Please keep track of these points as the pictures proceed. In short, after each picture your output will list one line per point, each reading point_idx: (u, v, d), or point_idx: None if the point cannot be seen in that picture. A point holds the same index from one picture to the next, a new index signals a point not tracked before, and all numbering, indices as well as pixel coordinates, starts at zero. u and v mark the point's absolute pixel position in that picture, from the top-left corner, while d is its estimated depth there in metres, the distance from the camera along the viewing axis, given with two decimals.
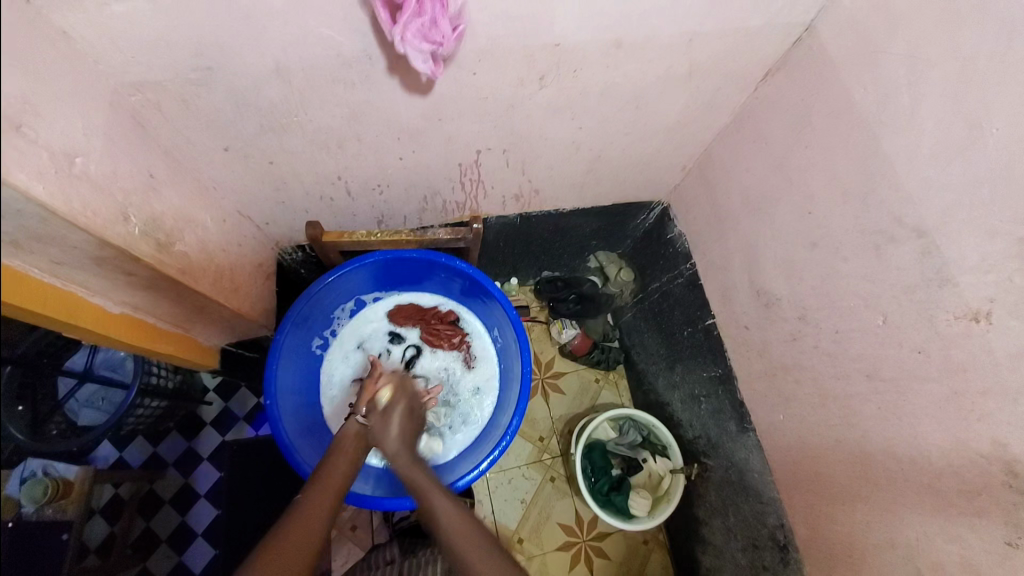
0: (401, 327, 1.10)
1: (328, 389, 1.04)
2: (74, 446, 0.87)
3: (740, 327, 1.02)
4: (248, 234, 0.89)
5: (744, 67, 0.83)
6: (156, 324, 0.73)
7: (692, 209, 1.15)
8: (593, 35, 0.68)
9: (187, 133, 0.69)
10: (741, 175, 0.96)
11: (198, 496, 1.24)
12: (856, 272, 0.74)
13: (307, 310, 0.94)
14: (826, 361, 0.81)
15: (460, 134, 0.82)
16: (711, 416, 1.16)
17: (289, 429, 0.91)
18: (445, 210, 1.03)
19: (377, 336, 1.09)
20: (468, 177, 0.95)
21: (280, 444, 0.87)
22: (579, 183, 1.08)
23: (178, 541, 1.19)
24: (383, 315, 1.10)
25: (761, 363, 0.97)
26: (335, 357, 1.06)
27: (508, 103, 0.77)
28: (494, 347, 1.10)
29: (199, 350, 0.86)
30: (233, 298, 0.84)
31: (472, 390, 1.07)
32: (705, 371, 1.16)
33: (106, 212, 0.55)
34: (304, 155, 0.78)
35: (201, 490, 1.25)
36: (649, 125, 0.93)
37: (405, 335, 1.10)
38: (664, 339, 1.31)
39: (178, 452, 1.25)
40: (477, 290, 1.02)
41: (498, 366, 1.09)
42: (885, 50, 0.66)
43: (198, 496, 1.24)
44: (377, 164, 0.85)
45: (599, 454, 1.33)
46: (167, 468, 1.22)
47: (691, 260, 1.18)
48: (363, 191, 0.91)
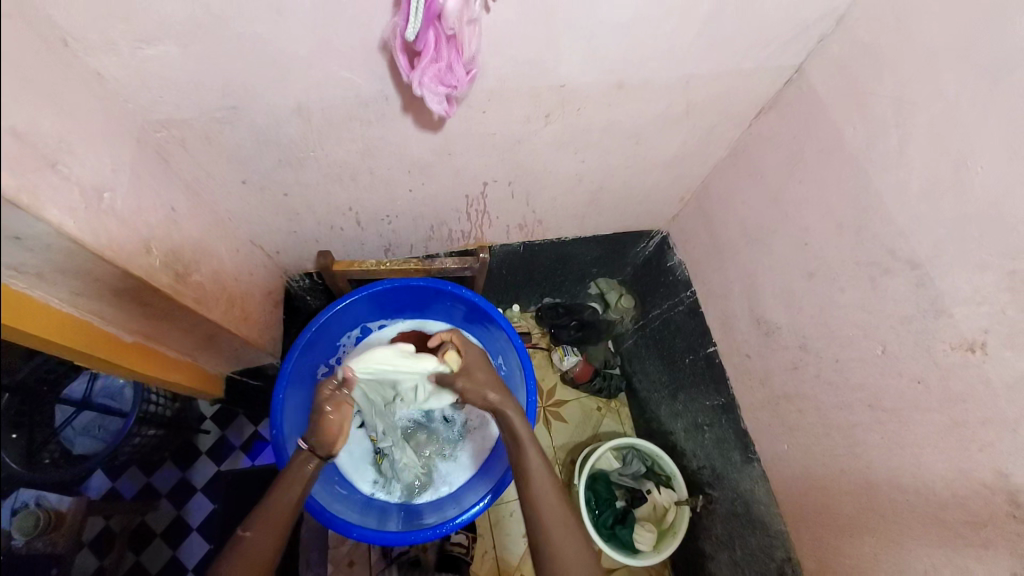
0: None
1: None
2: (64, 477, 0.84)
3: (742, 355, 1.03)
4: (258, 263, 0.90)
5: (740, 106, 0.88)
6: (166, 353, 0.74)
7: (690, 238, 1.18)
8: (597, 77, 0.72)
9: (206, 167, 0.71)
10: (737, 208, 0.99)
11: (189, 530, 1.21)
12: (853, 302, 0.76)
13: (313, 338, 0.95)
14: (828, 390, 0.82)
15: (467, 167, 0.85)
16: (715, 446, 1.16)
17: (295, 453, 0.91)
18: (451, 239, 1.05)
19: None
20: (474, 209, 0.98)
21: None
22: (581, 214, 1.11)
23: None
24: None
25: (763, 392, 0.98)
26: None
27: (516, 139, 0.81)
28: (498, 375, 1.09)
29: (197, 377, 0.83)
30: (244, 327, 0.85)
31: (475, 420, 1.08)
32: (709, 400, 1.17)
33: (130, 243, 0.57)
34: (318, 187, 0.81)
35: (192, 525, 1.22)
36: (649, 160, 0.97)
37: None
38: (666, 366, 1.33)
39: (172, 483, 1.19)
40: (479, 316, 1.03)
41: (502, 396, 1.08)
42: (873, 93, 0.70)
43: (192, 529, 1.21)
44: (387, 195, 0.87)
45: (603, 486, 1.30)
46: (160, 500, 1.15)
47: (691, 288, 1.20)
48: (372, 221, 0.93)
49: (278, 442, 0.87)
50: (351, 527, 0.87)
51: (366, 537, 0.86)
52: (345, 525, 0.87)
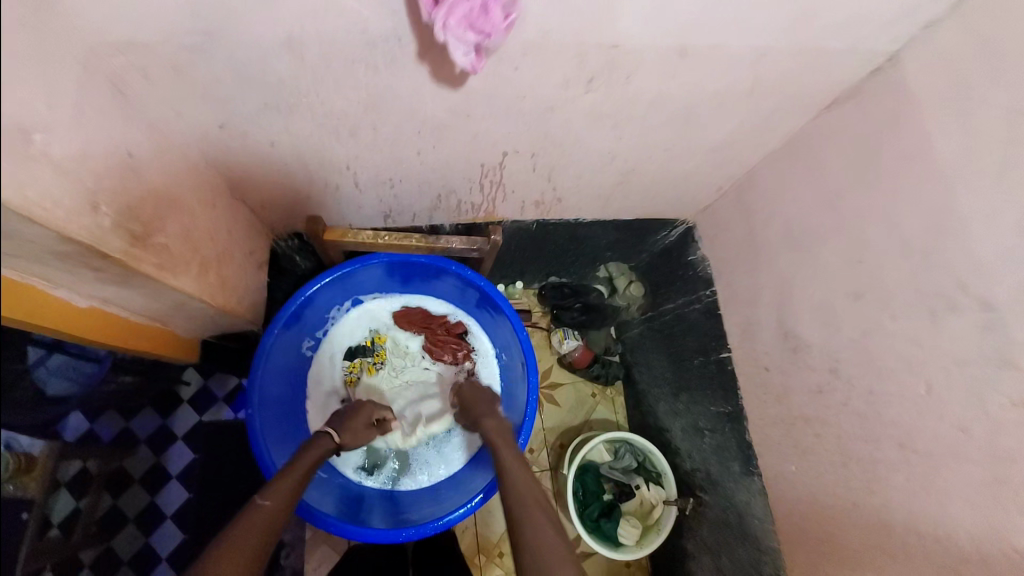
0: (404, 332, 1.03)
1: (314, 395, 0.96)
2: (39, 418, 0.76)
3: (759, 367, 0.97)
4: (241, 219, 0.80)
5: (810, 91, 0.75)
6: (129, 318, 0.66)
7: (721, 234, 1.07)
8: (658, 40, 0.60)
9: (176, 104, 0.59)
10: (786, 209, 0.89)
11: (169, 477, 1.22)
12: (903, 332, 0.68)
13: (299, 311, 0.88)
14: (853, 420, 0.76)
15: (488, 134, 0.73)
16: (714, 452, 1.12)
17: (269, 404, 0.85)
18: (459, 211, 0.95)
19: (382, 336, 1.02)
20: (489, 179, 0.86)
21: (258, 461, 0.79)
22: (606, 195, 0.99)
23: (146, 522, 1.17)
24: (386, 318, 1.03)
25: (777, 409, 0.93)
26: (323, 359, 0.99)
27: (549, 105, 0.69)
28: (498, 370, 1.02)
29: (161, 339, 0.75)
30: (221, 294, 0.74)
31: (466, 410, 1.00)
32: (713, 406, 1.11)
33: (69, 202, 0.45)
34: (313, 140, 0.69)
35: (173, 472, 1.23)
36: (695, 142, 0.85)
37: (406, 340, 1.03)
38: (671, 363, 1.26)
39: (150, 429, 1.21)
40: (484, 302, 0.96)
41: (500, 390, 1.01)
42: (982, 95, 0.59)
43: (170, 476, 1.22)
44: (393, 157, 0.76)
45: (592, 478, 1.27)
46: (138, 446, 1.18)
47: (712, 287, 1.12)
48: (372, 183, 0.82)
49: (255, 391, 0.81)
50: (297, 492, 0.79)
51: (348, 533, 0.80)
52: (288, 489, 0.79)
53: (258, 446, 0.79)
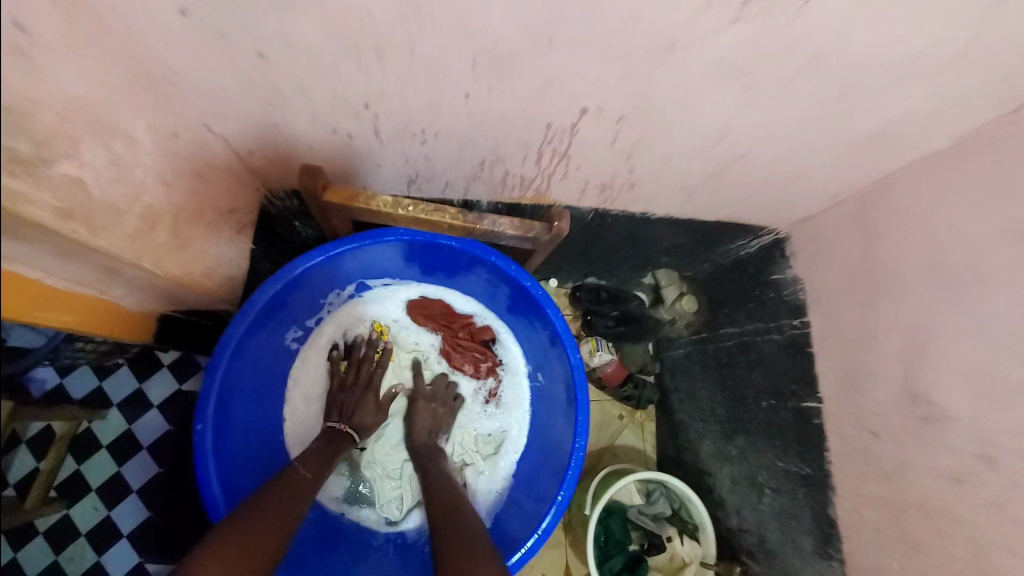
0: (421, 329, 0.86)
1: (298, 399, 0.80)
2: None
3: (863, 430, 0.76)
4: (222, 164, 0.61)
5: None
6: (53, 284, 0.45)
7: (824, 252, 0.85)
8: None
9: None
10: (941, 232, 0.66)
11: (139, 449, 1.07)
12: None
13: (284, 295, 0.70)
14: (1011, 531, 0.56)
15: (567, 79, 0.52)
16: (773, 516, 0.92)
17: (232, 412, 0.69)
18: (502, 186, 0.73)
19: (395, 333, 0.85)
20: (551, 147, 0.65)
21: (206, 497, 0.63)
22: (691, 188, 0.77)
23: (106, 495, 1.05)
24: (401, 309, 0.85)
25: (883, 487, 0.73)
26: (311, 354, 0.82)
27: (670, 42, 0.47)
28: (531, 393, 0.84)
29: (115, 319, 0.57)
30: (174, 260, 0.55)
31: (480, 441, 0.84)
32: (781, 461, 0.91)
33: None
34: (323, 60, 0.49)
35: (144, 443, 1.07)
36: (837, 128, 0.63)
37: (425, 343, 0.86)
38: (728, 399, 1.05)
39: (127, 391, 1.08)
40: (523, 307, 0.77)
41: (530, 420, 0.84)
42: None
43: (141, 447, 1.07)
44: (431, 99, 0.55)
45: (618, 522, 1.06)
46: (110, 407, 1.06)
47: (802, 319, 0.91)
48: (397, 133, 0.61)
49: (216, 396, 0.65)
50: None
51: None
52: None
53: (204, 466, 0.64)
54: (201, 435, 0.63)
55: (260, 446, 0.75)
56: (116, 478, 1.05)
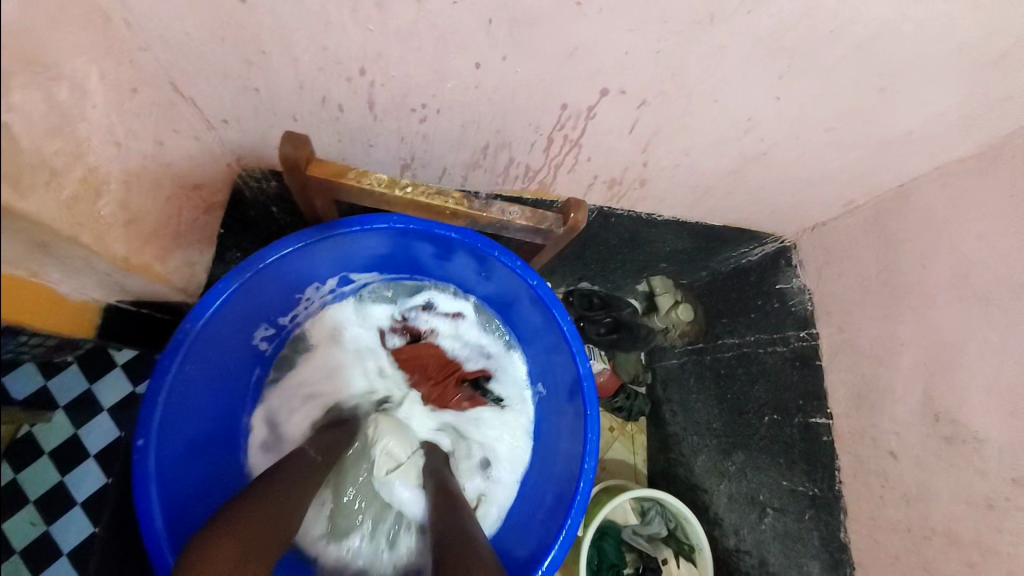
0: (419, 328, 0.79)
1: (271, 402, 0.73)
2: None
3: (884, 454, 0.72)
4: (185, 129, 0.53)
5: None
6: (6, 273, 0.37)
7: (833, 261, 0.82)
8: None
9: None
10: (966, 242, 0.63)
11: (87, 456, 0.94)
12: None
13: (257, 285, 0.62)
14: None
15: (592, 52, 0.46)
16: (776, 538, 0.88)
17: (180, 427, 0.61)
18: (504, 175, 0.67)
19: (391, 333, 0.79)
20: (563, 133, 0.59)
21: (144, 528, 0.54)
22: (705, 188, 0.73)
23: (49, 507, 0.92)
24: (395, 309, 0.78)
25: (906, 512, 0.69)
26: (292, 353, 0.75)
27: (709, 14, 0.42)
28: (532, 409, 0.78)
29: (46, 304, 0.45)
30: (131, 239, 0.48)
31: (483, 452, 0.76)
32: (785, 481, 0.86)
33: None
34: (313, 7, 0.42)
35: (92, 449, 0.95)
36: (865, 128, 0.59)
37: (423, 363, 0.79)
38: (726, 413, 1.00)
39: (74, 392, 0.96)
40: (523, 309, 0.71)
41: (530, 442, 0.76)
42: None
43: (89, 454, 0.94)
44: (436, 67, 0.49)
45: (611, 545, 1.01)
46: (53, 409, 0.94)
47: (810, 330, 0.86)
48: (394, 107, 0.54)
49: (162, 407, 0.57)
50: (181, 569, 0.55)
51: None
52: (166, 560, 0.55)
53: (144, 489, 0.55)
54: (140, 453, 0.54)
55: (216, 465, 0.66)
56: (55, 492, 0.93)
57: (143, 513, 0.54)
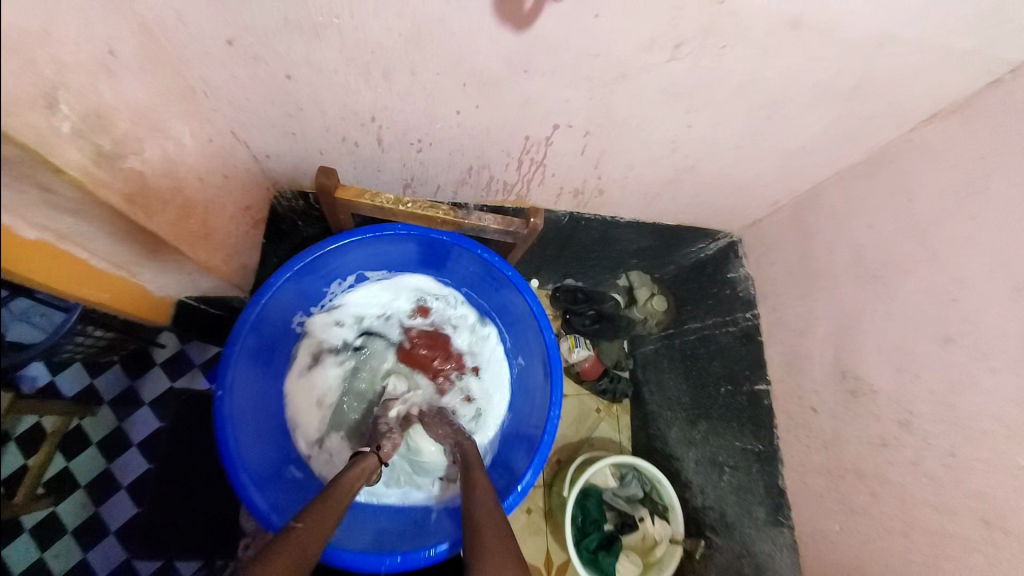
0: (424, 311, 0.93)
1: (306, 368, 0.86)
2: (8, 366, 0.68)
3: (805, 408, 0.86)
4: (240, 164, 0.69)
5: (917, 98, 0.65)
6: (91, 262, 0.55)
7: (767, 252, 0.97)
8: (773, 3, 0.49)
9: (176, 3, 0.48)
10: (857, 232, 0.78)
11: (129, 445, 1.10)
12: (1007, 392, 0.57)
13: (293, 279, 0.77)
14: (925, 485, 0.65)
15: (541, 99, 0.62)
16: (731, 492, 1.00)
17: (243, 384, 0.74)
18: (487, 189, 0.83)
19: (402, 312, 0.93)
20: (530, 156, 0.75)
21: (224, 456, 0.68)
22: (652, 195, 0.89)
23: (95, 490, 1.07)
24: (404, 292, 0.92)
25: (823, 457, 0.82)
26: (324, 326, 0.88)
27: (622, 72, 0.58)
28: (511, 381, 0.92)
29: (136, 297, 0.66)
30: (202, 248, 0.64)
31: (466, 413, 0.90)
32: (738, 441, 1.00)
33: (28, 97, 0.35)
34: (336, 77, 0.58)
35: (135, 440, 1.11)
36: (767, 144, 0.75)
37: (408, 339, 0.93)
38: (691, 388, 1.15)
39: (118, 389, 1.12)
40: (504, 296, 0.86)
41: (509, 410, 0.90)
42: None
43: (131, 445, 1.10)
44: (426, 113, 0.65)
45: (594, 504, 1.14)
46: (100, 405, 1.09)
47: (753, 311, 1.01)
48: (397, 142, 0.71)
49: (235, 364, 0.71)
50: (249, 488, 0.69)
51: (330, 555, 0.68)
52: (240, 482, 0.69)
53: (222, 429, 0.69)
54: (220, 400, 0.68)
55: (269, 414, 0.80)
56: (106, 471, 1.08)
57: (225, 445, 0.68)
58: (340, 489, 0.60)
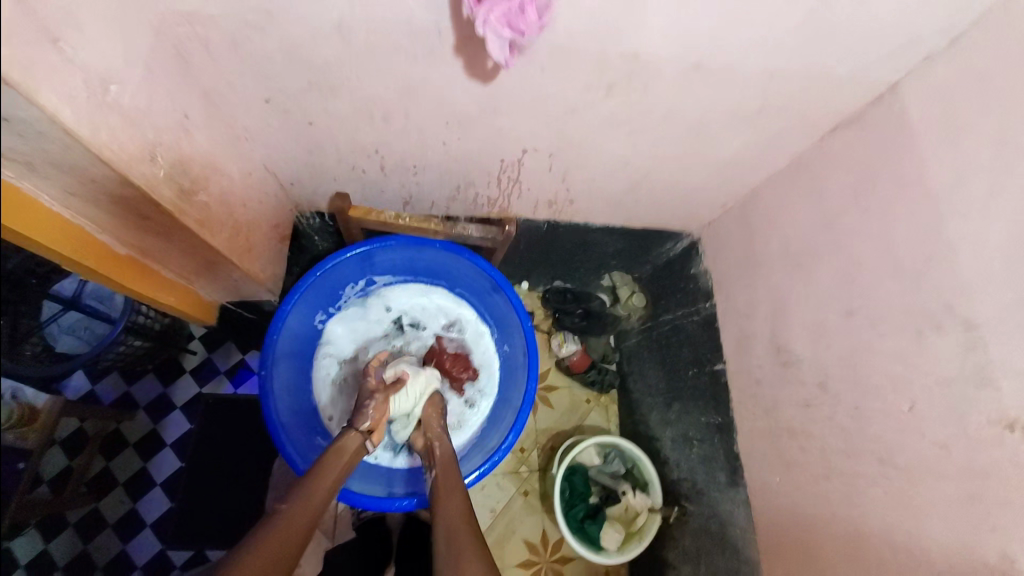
0: (429, 312, 1.06)
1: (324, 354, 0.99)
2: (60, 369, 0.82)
3: (752, 380, 1.00)
4: (270, 191, 0.86)
5: (817, 114, 0.81)
6: (162, 272, 0.73)
7: (721, 249, 1.12)
8: (675, 53, 0.65)
9: (229, 76, 0.65)
10: (785, 227, 0.93)
11: (163, 445, 1.24)
12: (889, 350, 0.71)
13: (315, 284, 0.93)
14: (838, 435, 0.79)
15: (510, 130, 0.78)
16: (701, 462, 1.14)
17: (283, 367, 0.92)
18: (474, 204, 0.99)
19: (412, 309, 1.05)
20: (507, 175, 0.91)
21: (267, 419, 0.85)
22: (616, 201, 1.04)
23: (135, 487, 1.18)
24: (414, 292, 1.05)
25: (766, 421, 0.95)
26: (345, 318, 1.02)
27: (570, 107, 0.73)
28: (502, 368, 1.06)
29: (198, 305, 0.87)
30: (246, 258, 0.81)
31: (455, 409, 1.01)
32: (704, 416, 1.13)
33: (135, 150, 0.53)
34: (346, 121, 0.74)
35: (168, 440, 1.25)
36: (703, 156, 0.90)
37: (426, 341, 1.05)
38: (665, 373, 1.28)
39: (153, 396, 1.25)
40: (489, 292, 1.01)
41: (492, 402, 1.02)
42: (970, 130, 0.63)
43: (164, 445, 1.24)
44: (418, 145, 0.81)
45: (580, 479, 1.29)
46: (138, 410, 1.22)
47: (712, 300, 1.15)
48: (397, 168, 0.87)
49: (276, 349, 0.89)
50: (286, 445, 0.86)
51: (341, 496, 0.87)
52: (279, 439, 0.85)
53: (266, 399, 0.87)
54: (263, 376, 0.87)
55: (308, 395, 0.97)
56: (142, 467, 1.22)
57: (267, 410, 0.85)
58: (298, 500, 0.70)
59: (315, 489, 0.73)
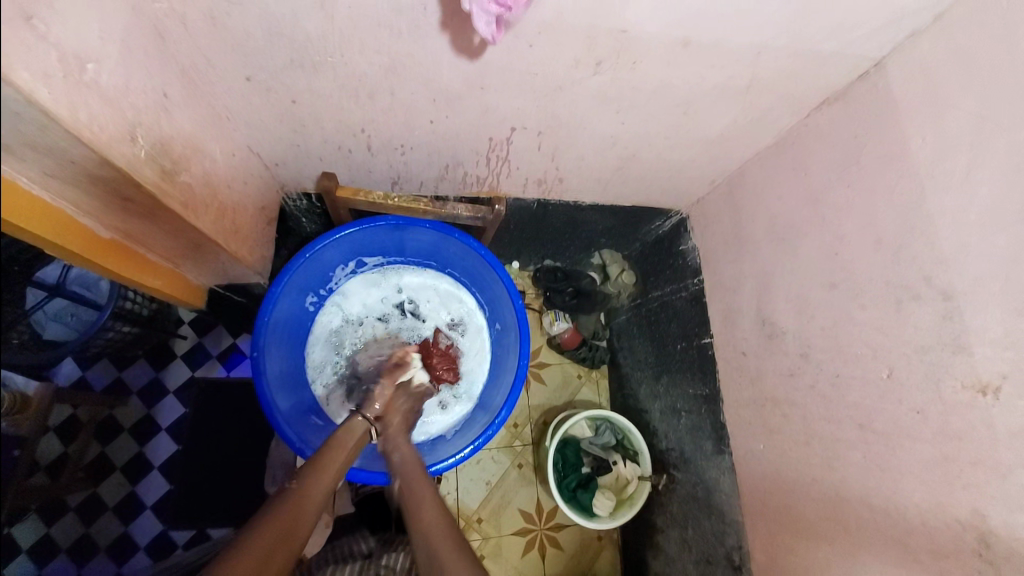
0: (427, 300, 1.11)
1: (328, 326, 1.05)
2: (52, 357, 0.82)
3: (738, 352, 1.03)
4: (255, 172, 0.84)
5: (805, 90, 0.81)
6: (148, 256, 0.72)
7: (709, 225, 1.13)
8: (663, 29, 0.64)
9: (207, 53, 0.63)
10: (771, 203, 0.94)
11: (158, 429, 1.25)
12: (869, 321, 0.73)
13: (306, 267, 0.93)
14: (819, 402, 0.82)
15: (498, 107, 0.77)
16: (688, 432, 1.18)
17: (273, 349, 0.90)
18: (464, 183, 0.99)
19: (414, 294, 1.11)
20: (496, 154, 0.90)
21: (263, 400, 0.84)
22: (605, 179, 1.04)
23: (133, 471, 1.18)
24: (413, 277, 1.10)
25: (751, 391, 0.98)
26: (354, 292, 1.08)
27: (558, 84, 0.73)
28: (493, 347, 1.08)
29: (185, 288, 0.85)
30: (233, 241, 0.81)
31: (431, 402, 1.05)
32: (691, 388, 1.17)
33: (113, 129, 0.51)
34: (331, 99, 0.73)
35: (162, 424, 1.25)
36: (692, 133, 0.91)
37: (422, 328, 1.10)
38: (655, 348, 1.31)
39: (144, 381, 1.25)
40: (479, 271, 1.02)
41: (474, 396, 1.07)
42: (953, 105, 0.63)
43: (159, 429, 1.25)
44: (406, 125, 0.80)
45: (572, 450, 1.33)
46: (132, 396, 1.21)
47: (700, 276, 1.17)
48: (384, 148, 0.85)
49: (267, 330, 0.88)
50: (284, 425, 0.85)
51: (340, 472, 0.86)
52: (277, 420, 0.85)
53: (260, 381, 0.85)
54: (257, 357, 0.85)
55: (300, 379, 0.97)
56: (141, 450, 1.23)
57: (262, 391, 0.84)
58: (309, 482, 0.71)
59: (323, 473, 0.73)
